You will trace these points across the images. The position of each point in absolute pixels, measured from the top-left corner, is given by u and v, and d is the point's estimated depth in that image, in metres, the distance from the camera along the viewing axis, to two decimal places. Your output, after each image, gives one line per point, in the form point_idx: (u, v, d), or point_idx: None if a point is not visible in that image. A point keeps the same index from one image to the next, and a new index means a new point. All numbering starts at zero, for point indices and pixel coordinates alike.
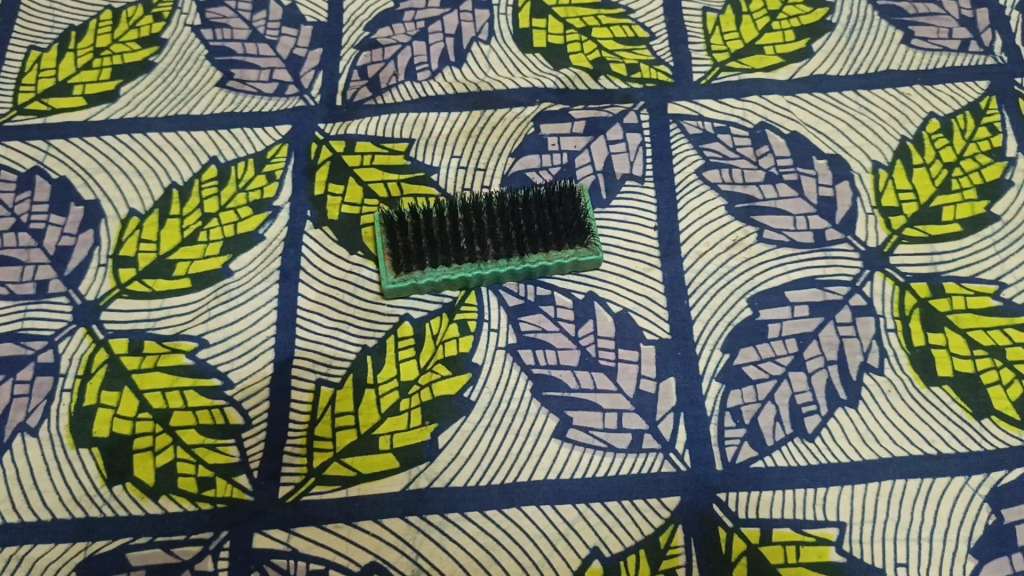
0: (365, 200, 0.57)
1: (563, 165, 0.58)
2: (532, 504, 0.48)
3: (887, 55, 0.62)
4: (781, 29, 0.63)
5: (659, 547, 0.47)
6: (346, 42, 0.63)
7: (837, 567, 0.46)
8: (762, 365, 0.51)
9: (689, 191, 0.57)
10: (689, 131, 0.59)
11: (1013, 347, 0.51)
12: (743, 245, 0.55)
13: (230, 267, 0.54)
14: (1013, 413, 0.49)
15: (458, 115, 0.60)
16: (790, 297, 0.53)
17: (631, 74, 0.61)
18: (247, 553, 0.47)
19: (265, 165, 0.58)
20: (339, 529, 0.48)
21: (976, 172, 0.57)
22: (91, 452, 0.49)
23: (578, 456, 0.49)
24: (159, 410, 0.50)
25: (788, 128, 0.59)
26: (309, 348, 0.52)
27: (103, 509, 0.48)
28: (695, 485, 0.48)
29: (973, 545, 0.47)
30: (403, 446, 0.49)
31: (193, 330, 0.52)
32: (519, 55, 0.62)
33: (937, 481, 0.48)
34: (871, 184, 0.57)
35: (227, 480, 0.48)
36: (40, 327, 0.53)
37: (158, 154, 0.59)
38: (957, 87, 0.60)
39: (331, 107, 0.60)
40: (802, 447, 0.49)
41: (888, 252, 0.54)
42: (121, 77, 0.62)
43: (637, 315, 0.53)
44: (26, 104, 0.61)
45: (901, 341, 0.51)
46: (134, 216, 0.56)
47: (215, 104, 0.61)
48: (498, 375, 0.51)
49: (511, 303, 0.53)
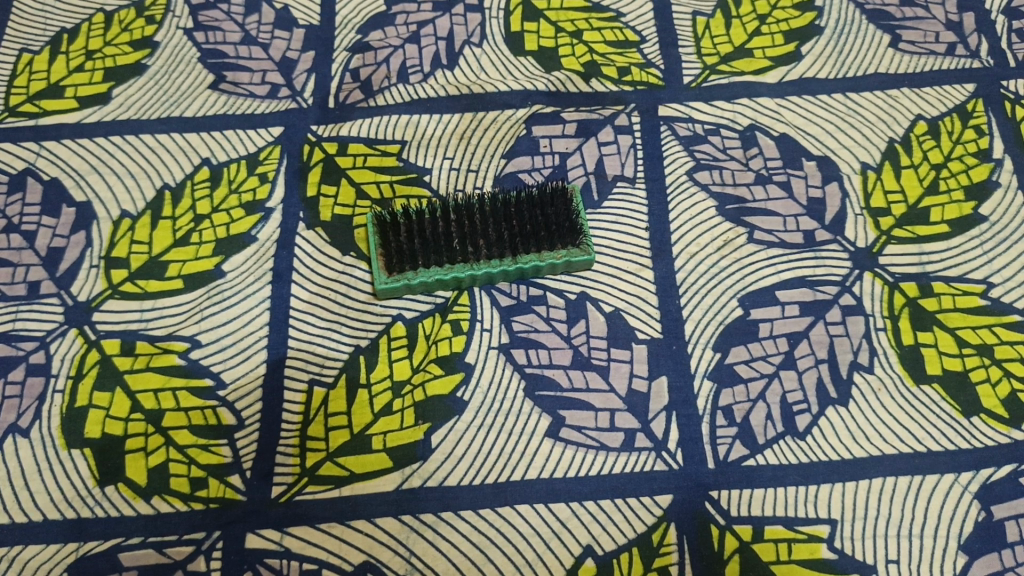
0: (358, 201, 0.57)
1: (554, 166, 0.58)
2: (525, 503, 0.48)
3: (875, 58, 0.62)
4: (771, 33, 0.64)
5: (652, 545, 0.47)
6: (338, 45, 0.63)
7: (830, 564, 0.46)
8: (753, 364, 0.51)
9: (679, 192, 0.57)
10: (679, 134, 0.60)
11: (1002, 345, 0.51)
12: (734, 245, 0.55)
13: (223, 267, 0.54)
14: (1001, 411, 0.50)
15: (451, 118, 0.60)
16: (781, 297, 0.53)
17: (622, 77, 0.62)
18: (240, 554, 0.47)
19: (258, 167, 0.58)
20: (332, 528, 0.47)
21: (963, 173, 0.57)
22: (83, 452, 0.49)
23: (571, 454, 0.49)
24: (151, 410, 0.50)
25: (778, 130, 0.59)
26: (301, 348, 0.52)
27: (95, 510, 0.48)
28: (687, 483, 0.48)
29: (963, 541, 0.47)
30: (396, 445, 0.49)
31: (186, 330, 0.52)
32: (511, 59, 0.63)
33: (927, 478, 0.48)
34: (860, 186, 0.57)
35: (219, 480, 0.48)
36: (31, 328, 0.52)
37: (151, 156, 0.59)
38: (944, 89, 0.61)
39: (324, 110, 0.61)
40: (793, 445, 0.49)
41: (877, 252, 0.54)
42: (114, 79, 0.62)
43: (629, 315, 0.53)
44: (17, 106, 0.61)
45: (890, 340, 0.52)
46: (126, 217, 0.56)
47: (208, 107, 0.61)
48: (491, 374, 0.51)
49: (503, 303, 0.53)
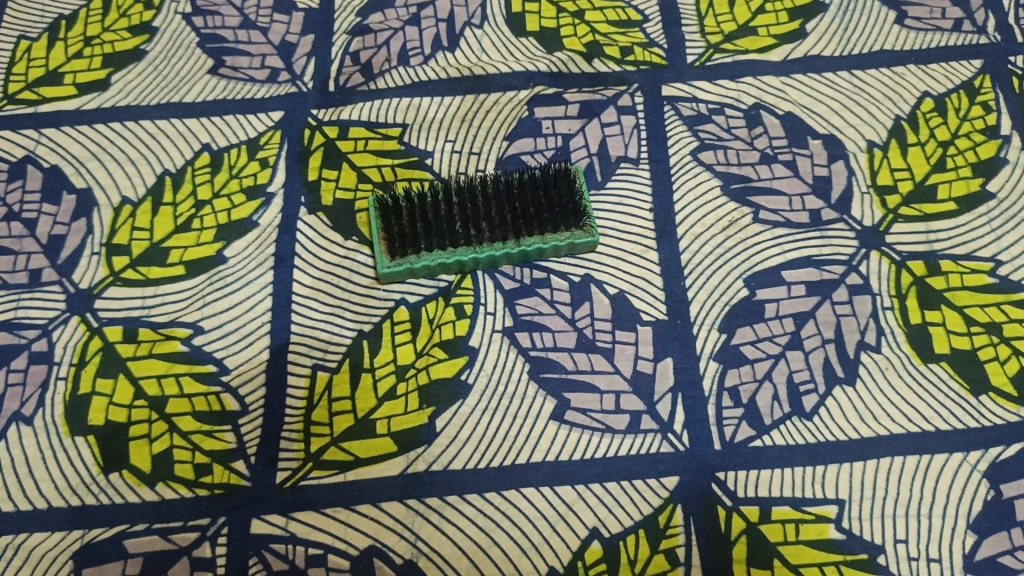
0: (359, 185, 0.56)
1: (557, 148, 0.58)
2: (531, 486, 0.48)
3: (880, 35, 0.62)
4: (775, 10, 0.63)
5: (658, 527, 0.47)
6: (337, 28, 0.63)
7: (838, 544, 0.46)
8: (759, 345, 0.51)
9: (684, 172, 0.57)
10: (683, 113, 0.59)
11: (1011, 323, 0.51)
12: (739, 225, 0.55)
13: (225, 254, 0.54)
14: (1010, 389, 0.49)
15: (452, 100, 0.60)
16: (787, 277, 0.53)
17: (625, 57, 0.61)
18: (245, 539, 0.47)
19: (258, 152, 0.58)
20: (337, 513, 0.47)
21: (971, 150, 0.57)
22: (87, 440, 0.49)
23: (576, 437, 0.49)
24: (154, 397, 0.50)
25: (783, 108, 0.59)
26: (304, 333, 0.52)
27: (100, 497, 0.48)
28: (694, 465, 0.48)
29: (972, 520, 0.47)
30: (400, 430, 0.49)
31: (187, 317, 0.52)
32: (511, 40, 0.62)
33: (935, 457, 0.48)
34: (867, 164, 0.56)
35: (224, 466, 0.48)
36: (33, 316, 0.52)
37: (151, 143, 0.58)
38: (951, 66, 0.60)
39: (324, 93, 0.60)
40: (800, 425, 0.49)
41: (883, 231, 0.54)
42: (113, 65, 0.61)
43: (634, 297, 0.53)
44: (16, 94, 0.60)
45: (898, 319, 0.51)
46: (127, 204, 0.56)
47: (208, 92, 0.60)
48: (495, 358, 0.51)
49: (507, 287, 0.53)
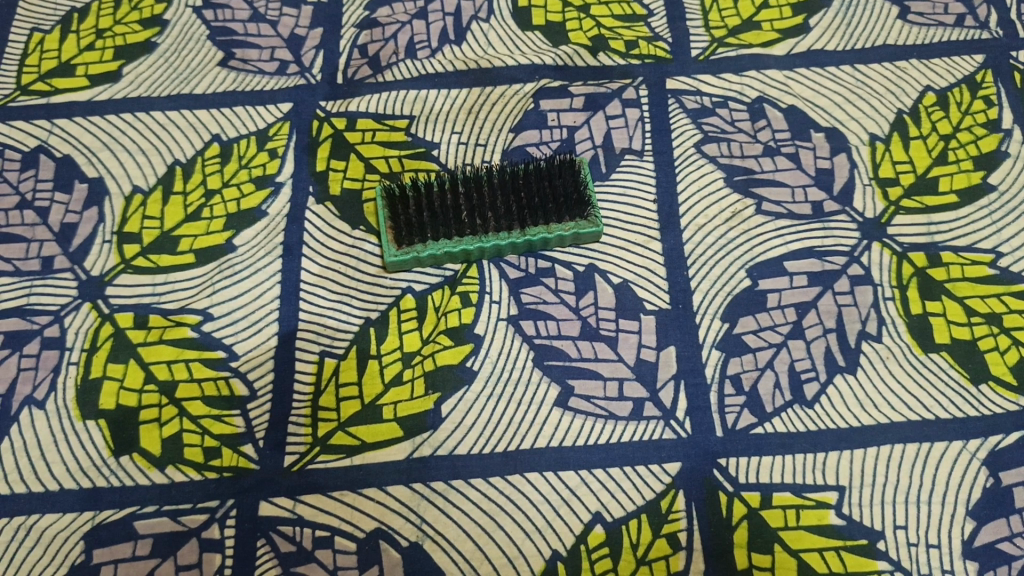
0: (367, 175, 0.57)
1: (562, 140, 0.59)
2: (534, 471, 0.49)
3: (883, 29, 0.62)
4: (778, 5, 0.63)
5: (660, 512, 0.47)
6: (346, 22, 0.64)
7: (837, 530, 0.47)
8: (761, 334, 0.51)
9: (688, 164, 0.58)
10: (687, 106, 0.60)
11: (1011, 314, 0.51)
12: (742, 217, 0.55)
13: (234, 242, 0.55)
14: (1010, 378, 0.50)
15: (458, 92, 0.60)
16: (789, 267, 0.53)
17: (630, 50, 0.62)
18: (253, 521, 0.47)
19: (267, 143, 0.59)
20: (344, 496, 0.48)
21: (973, 144, 0.57)
22: (98, 423, 0.50)
23: (580, 422, 0.49)
24: (165, 382, 0.50)
25: (786, 102, 0.59)
26: (312, 321, 0.52)
27: (111, 479, 0.48)
28: (696, 451, 0.49)
29: (971, 507, 0.47)
30: (407, 415, 0.50)
31: (197, 304, 0.53)
32: (518, 34, 0.63)
33: (935, 445, 0.48)
34: (869, 157, 0.57)
35: (233, 450, 0.49)
36: (45, 302, 0.53)
37: (161, 133, 0.59)
38: (954, 60, 0.61)
39: (332, 85, 0.61)
40: (801, 413, 0.49)
41: (885, 223, 0.54)
42: (124, 57, 0.62)
43: (637, 287, 0.53)
44: (29, 85, 0.61)
45: (898, 309, 0.52)
46: (138, 193, 0.57)
47: (217, 83, 0.61)
48: (500, 345, 0.52)
49: (512, 276, 0.54)
